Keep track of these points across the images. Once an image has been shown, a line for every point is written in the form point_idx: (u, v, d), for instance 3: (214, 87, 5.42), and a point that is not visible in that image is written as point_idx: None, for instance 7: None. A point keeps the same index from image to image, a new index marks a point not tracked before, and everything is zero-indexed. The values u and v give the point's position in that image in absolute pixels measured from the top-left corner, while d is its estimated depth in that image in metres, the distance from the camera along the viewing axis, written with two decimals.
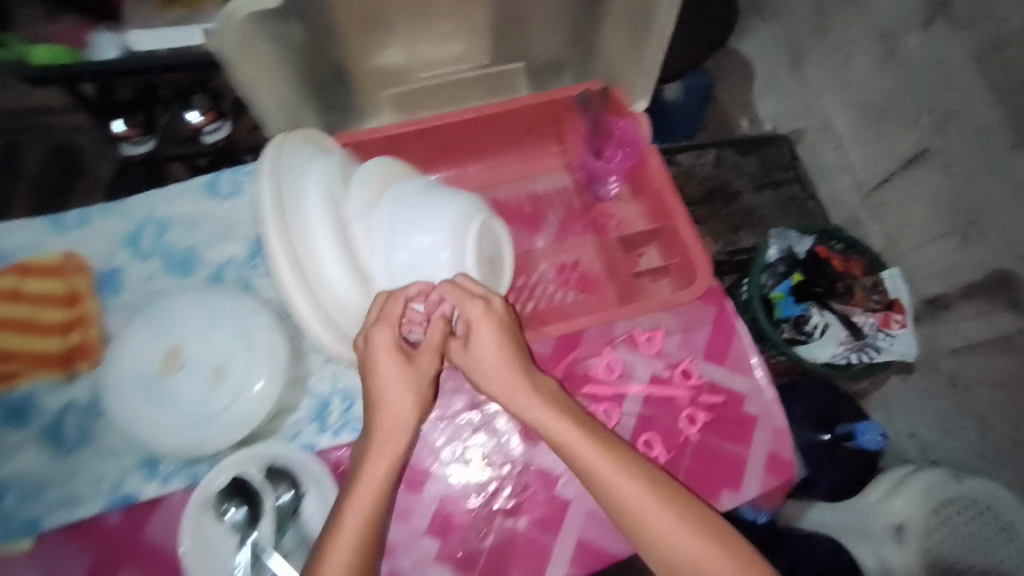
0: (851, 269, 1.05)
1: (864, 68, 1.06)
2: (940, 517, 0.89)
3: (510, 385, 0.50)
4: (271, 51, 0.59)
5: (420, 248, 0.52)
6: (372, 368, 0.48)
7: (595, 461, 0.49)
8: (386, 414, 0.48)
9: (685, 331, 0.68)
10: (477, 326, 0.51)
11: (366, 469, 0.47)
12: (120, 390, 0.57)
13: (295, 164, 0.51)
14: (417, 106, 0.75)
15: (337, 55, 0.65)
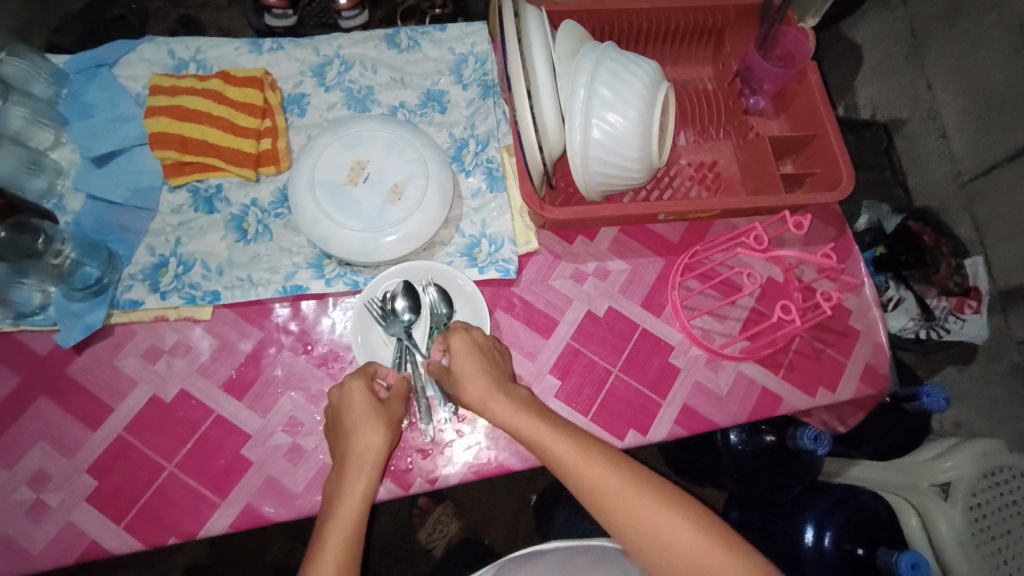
0: (939, 246, 1.10)
1: (987, 59, 1.03)
2: (989, 480, 0.93)
3: (486, 394, 0.56)
4: None
5: (620, 94, 0.58)
6: (347, 410, 0.56)
7: (561, 450, 0.52)
8: (362, 446, 0.54)
9: (805, 244, 0.73)
10: (459, 347, 0.58)
11: (346, 488, 0.52)
12: (309, 190, 0.62)
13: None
14: None
15: None
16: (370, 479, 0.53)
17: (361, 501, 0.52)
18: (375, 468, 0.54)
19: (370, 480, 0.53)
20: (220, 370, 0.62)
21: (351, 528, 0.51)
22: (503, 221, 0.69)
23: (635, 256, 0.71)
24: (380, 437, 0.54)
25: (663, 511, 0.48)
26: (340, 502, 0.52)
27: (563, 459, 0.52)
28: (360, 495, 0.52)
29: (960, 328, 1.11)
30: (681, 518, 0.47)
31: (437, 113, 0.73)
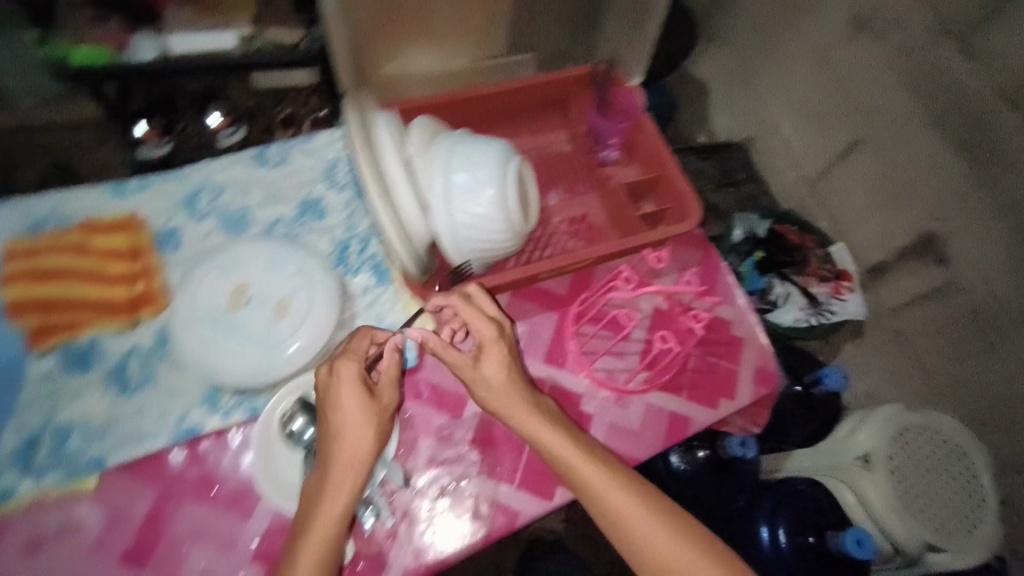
0: (804, 243, 1.27)
1: (802, 78, 1.37)
2: (899, 442, 1.01)
3: (510, 404, 0.61)
4: (343, 17, 0.75)
5: (476, 171, 0.63)
6: (339, 397, 0.57)
7: (584, 468, 0.59)
8: (351, 445, 0.56)
9: (679, 269, 0.80)
10: (489, 351, 0.62)
11: (328, 499, 0.54)
12: (193, 323, 0.63)
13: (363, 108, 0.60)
14: (439, 87, 0.91)
15: (383, 37, 0.82)
16: (352, 489, 0.55)
17: (344, 503, 0.54)
18: (358, 478, 0.56)
19: (355, 482, 0.55)
20: (115, 542, 0.57)
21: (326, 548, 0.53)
22: (396, 311, 0.71)
23: (529, 316, 0.75)
24: (370, 438, 0.56)
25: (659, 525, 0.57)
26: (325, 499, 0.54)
27: (585, 477, 0.59)
28: (346, 493, 0.55)
29: (843, 308, 1.23)
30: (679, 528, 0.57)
31: (316, 219, 0.75)
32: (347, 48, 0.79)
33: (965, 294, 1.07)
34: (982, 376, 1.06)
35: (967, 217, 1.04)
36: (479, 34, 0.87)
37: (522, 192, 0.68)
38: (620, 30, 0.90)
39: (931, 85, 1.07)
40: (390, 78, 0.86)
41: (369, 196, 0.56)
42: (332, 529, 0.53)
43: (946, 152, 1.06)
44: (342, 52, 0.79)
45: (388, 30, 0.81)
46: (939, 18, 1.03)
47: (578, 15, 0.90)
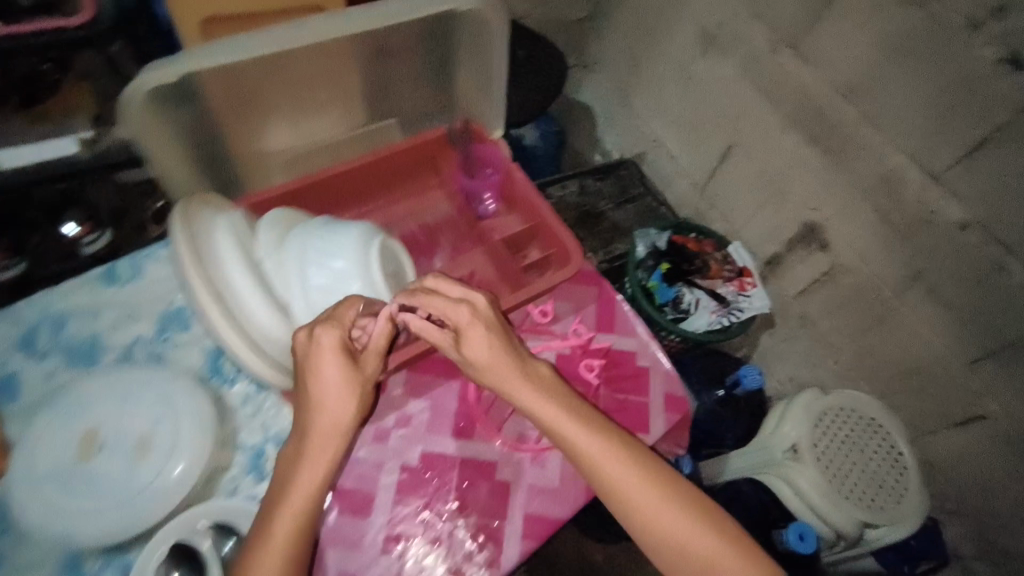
0: (703, 249, 1.33)
1: (672, 93, 1.46)
2: (821, 427, 1.04)
3: (503, 377, 0.62)
4: (165, 128, 0.71)
5: (333, 256, 0.62)
6: (320, 368, 0.56)
7: (572, 430, 0.62)
8: (332, 421, 0.56)
9: (575, 310, 0.80)
10: (469, 329, 0.63)
11: (305, 471, 0.55)
12: (34, 489, 0.58)
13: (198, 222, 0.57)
14: (303, 168, 0.89)
15: (226, 134, 0.78)
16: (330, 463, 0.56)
17: (318, 480, 0.55)
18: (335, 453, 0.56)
19: (333, 458, 0.56)
20: None
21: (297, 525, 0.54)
22: (281, 418, 0.67)
23: (429, 390, 0.72)
24: (350, 412, 0.56)
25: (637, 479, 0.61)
26: (301, 476, 0.55)
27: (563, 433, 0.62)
28: (322, 471, 0.55)
29: (750, 304, 1.28)
30: (657, 483, 0.61)
31: (180, 331, 0.70)
32: (185, 146, 0.74)
33: (850, 275, 1.13)
34: (881, 349, 1.12)
35: (836, 204, 1.11)
36: (332, 106, 0.85)
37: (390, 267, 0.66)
38: (476, 87, 0.88)
39: (779, 88, 1.14)
40: (247, 160, 0.84)
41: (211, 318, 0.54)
42: (303, 509, 0.55)
43: (806, 147, 1.13)
44: (181, 150, 0.74)
45: (233, 121, 0.78)
46: (772, 28, 1.12)
47: (434, 78, 0.87)
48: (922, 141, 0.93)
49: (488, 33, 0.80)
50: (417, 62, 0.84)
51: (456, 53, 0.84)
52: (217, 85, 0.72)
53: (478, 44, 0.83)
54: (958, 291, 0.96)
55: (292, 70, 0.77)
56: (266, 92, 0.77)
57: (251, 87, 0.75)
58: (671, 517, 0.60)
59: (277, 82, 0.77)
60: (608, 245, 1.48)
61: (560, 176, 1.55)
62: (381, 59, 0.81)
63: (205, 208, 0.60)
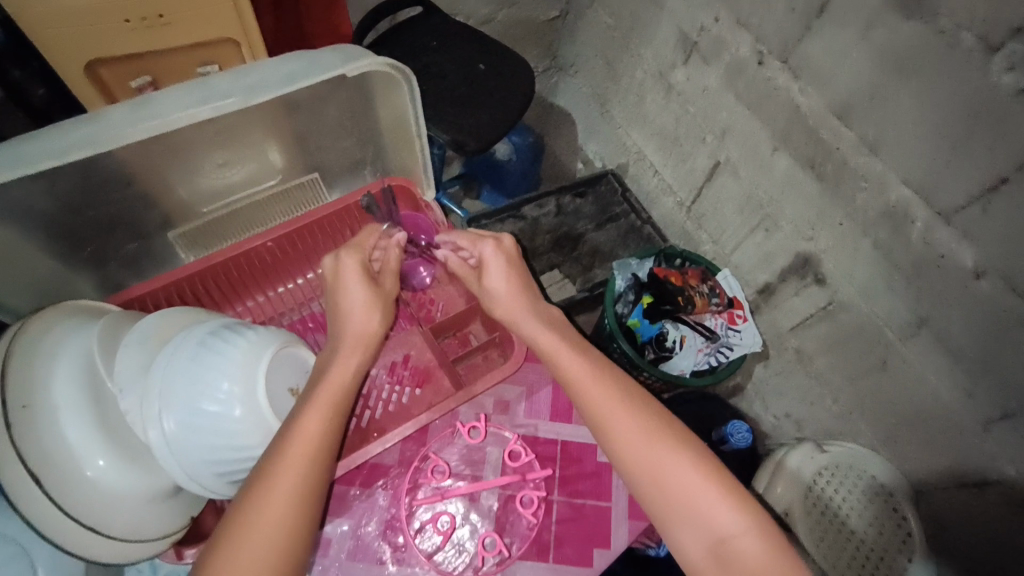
0: (688, 281, 1.19)
1: (653, 102, 1.33)
2: (814, 492, 0.98)
3: (508, 306, 0.72)
4: (11, 225, 0.61)
5: (195, 391, 0.61)
6: (346, 282, 0.70)
7: (567, 357, 0.68)
8: (359, 329, 0.67)
9: (528, 397, 0.74)
10: (490, 260, 0.74)
11: (343, 359, 0.65)
12: None
13: (42, 359, 0.58)
14: (209, 237, 0.82)
15: (103, 214, 0.69)
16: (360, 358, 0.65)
17: (347, 381, 0.63)
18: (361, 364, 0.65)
19: (361, 358, 0.66)
20: None
21: (320, 431, 0.59)
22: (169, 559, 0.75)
23: (362, 504, 0.66)
24: (376, 320, 0.68)
25: (618, 405, 0.63)
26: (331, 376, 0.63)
27: (557, 357, 0.68)
28: (348, 376, 0.64)
29: (740, 341, 1.18)
30: (649, 418, 0.62)
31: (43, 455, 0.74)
32: (48, 232, 0.66)
33: (849, 313, 1.02)
34: (883, 395, 1.01)
35: (833, 235, 0.99)
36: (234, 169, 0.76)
37: (268, 391, 0.64)
38: (399, 140, 0.80)
39: (767, 103, 1.02)
40: (137, 236, 0.75)
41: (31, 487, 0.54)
42: (325, 414, 0.60)
43: (800, 170, 1.00)
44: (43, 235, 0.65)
45: (112, 200, 0.68)
46: (758, 37, 0.99)
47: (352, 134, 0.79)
48: (929, 176, 0.81)
49: (400, 87, 0.70)
50: (329, 115, 0.74)
51: (375, 103, 0.74)
52: (78, 171, 0.61)
53: (395, 93, 0.73)
54: (970, 343, 0.85)
55: (167, 142, 0.66)
56: (149, 165, 0.68)
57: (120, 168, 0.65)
58: (651, 442, 0.61)
59: (156, 154, 0.67)
60: (586, 271, 1.47)
61: (534, 194, 1.36)
62: (285, 116, 0.71)
63: (69, 328, 0.63)
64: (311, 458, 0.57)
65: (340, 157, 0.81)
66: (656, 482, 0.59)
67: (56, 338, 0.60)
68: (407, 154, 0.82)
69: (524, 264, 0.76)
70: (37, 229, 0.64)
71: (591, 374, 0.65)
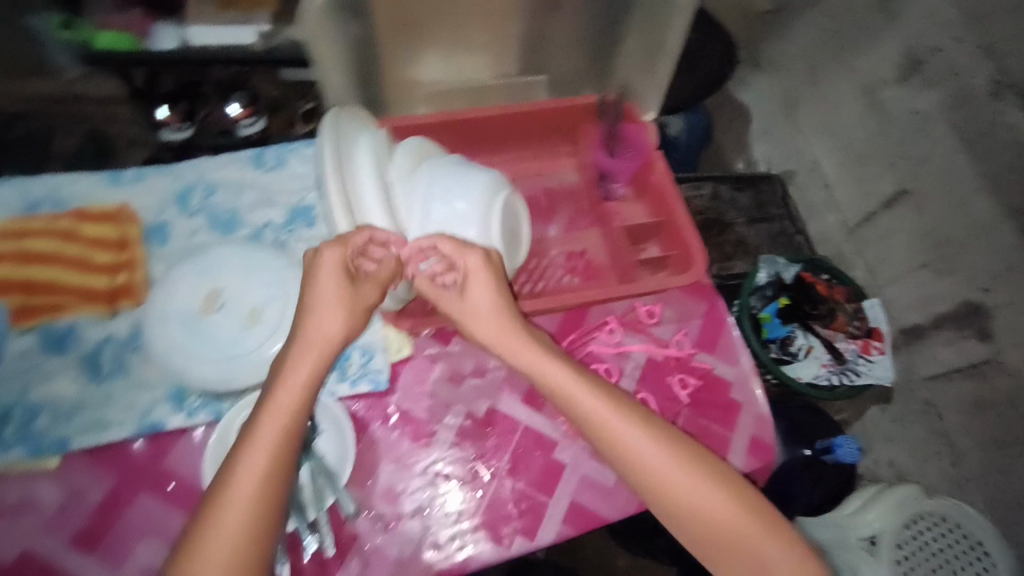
0: (833, 295, 1.17)
1: (851, 115, 1.25)
2: (911, 530, 0.93)
3: (508, 336, 0.56)
4: (337, 37, 0.71)
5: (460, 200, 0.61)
6: (316, 280, 0.52)
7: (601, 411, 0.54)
8: (319, 330, 0.51)
9: (679, 320, 0.74)
10: (474, 272, 0.56)
11: (289, 365, 0.49)
12: (162, 323, 0.63)
13: (343, 131, 0.56)
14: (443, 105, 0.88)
15: (384, 58, 0.79)
16: (321, 360, 0.50)
17: (293, 409, 0.48)
18: (320, 362, 0.50)
19: (316, 365, 0.50)
20: (69, 523, 0.60)
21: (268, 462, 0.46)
22: (373, 332, 0.69)
23: (514, 352, 0.72)
24: (342, 319, 0.51)
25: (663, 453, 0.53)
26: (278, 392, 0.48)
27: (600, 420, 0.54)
28: (297, 395, 0.49)
29: (869, 370, 1.13)
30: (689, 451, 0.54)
31: (305, 227, 0.72)
32: (347, 53, 0.74)
33: (1007, 377, 0.97)
34: (1018, 473, 0.97)
35: (1015, 291, 0.95)
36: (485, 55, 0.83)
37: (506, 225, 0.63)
38: (638, 61, 0.85)
39: (987, 139, 0.98)
40: (392, 88, 0.83)
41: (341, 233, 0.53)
42: (282, 432, 0.47)
43: (1001, 217, 0.96)
44: (347, 57, 0.74)
45: (395, 44, 0.78)
46: (1001, 67, 0.94)
47: (595, 49, 0.85)
48: None
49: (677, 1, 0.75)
50: (580, 19, 0.80)
51: (633, 12, 0.79)
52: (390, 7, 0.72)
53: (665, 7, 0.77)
54: None
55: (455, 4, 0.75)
56: (429, 25, 0.77)
57: (418, 16, 0.75)
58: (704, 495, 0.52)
59: (442, 14, 0.76)
60: (727, 261, 1.30)
61: (695, 175, 1.38)
62: (546, 11, 0.78)
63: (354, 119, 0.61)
64: (268, 479, 0.46)
65: (569, 68, 0.87)
66: (703, 526, 0.52)
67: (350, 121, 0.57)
68: (639, 76, 0.87)
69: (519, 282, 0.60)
70: (347, 49, 0.74)
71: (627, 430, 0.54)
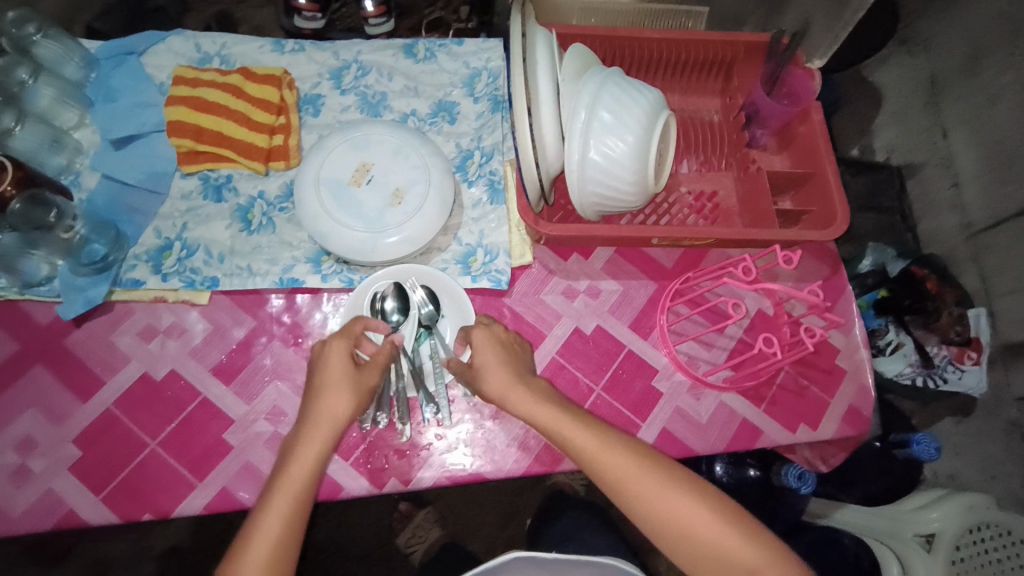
0: (942, 293, 1.08)
1: (1006, 112, 1.08)
2: (972, 536, 0.93)
3: (510, 392, 0.57)
4: None
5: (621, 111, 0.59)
6: (322, 366, 0.55)
7: (604, 454, 0.53)
8: (324, 409, 0.53)
9: (797, 279, 0.74)
10: (479, 340, 0.59)
11: (300, 446, 0.52)
12: (314, 188, 0.65)
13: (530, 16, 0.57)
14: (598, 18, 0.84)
15: None
16: (328, 438, 0.52)
17: (310, 470, 0.51)
18: (333, 433, 0.53)
19: (324, 443, 0.52)
20: (211, 354, 0.65)
21: (284, 523, 0.48)
22: (500, 233, 0.71)
23: (629, 280, 0.72)
24: (345, 403, 0.53)
25: (681, 498, 0.51)
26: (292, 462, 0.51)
27: (596, 456, 0.53)
28: (314, 457, 0.51)
29: (959, 378, 1.09)
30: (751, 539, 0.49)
31: (446, 123, 0.75)
32: None
33: None
34: None
35: None
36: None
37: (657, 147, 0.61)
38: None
39: None
40: (554, 1, 0.80)
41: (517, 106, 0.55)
42: (294, 502, 0.49)
43: None
44: None
45: None
46: None
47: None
48: None
49: None
50: None
51: None
52: None
53: None
54: None
55: None
56: None
57: None
58: (714, 528, 0.50)
59: None
60: None
61: None
62: None
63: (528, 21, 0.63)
64: (288, 530, 0.48)
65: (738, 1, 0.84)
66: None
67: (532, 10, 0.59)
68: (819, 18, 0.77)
69: (520, 351, 0.61)
70: None
71: (631, 470, 0.52)
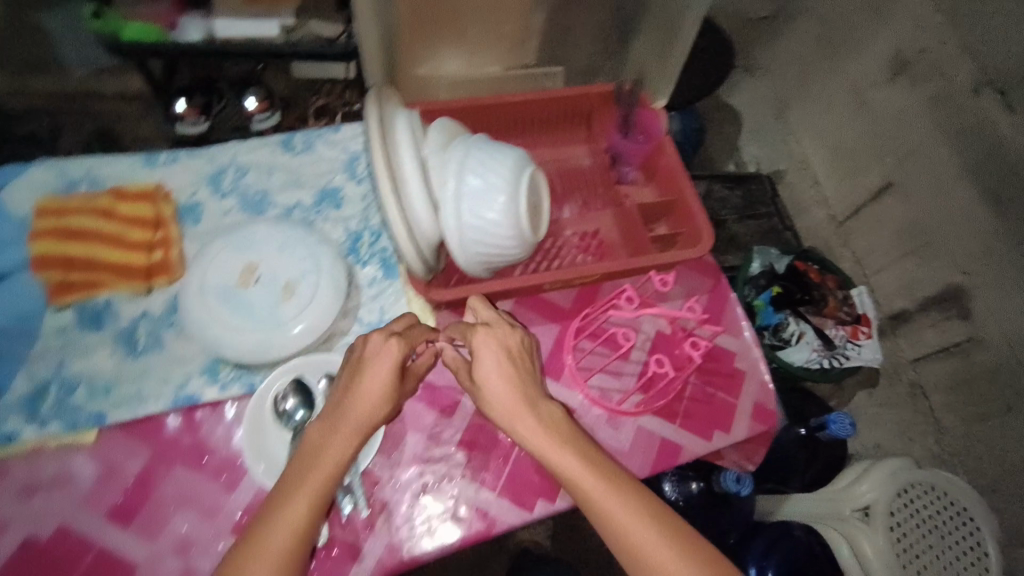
0: (824, 282, 1.21)
1: (839, 115, 1.25)
2: (903, 498, 0.98)
3: (516, 414, 0.57)
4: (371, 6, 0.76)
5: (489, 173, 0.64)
6: (365, 370, 0.56)
7: (573, 465, 0.55)
8: (362, 412, 0.55)
9: (684, 295, 0.79)
10: (483, 349, 0.59)
11: (325, 450, 0.53)
12: (202, 298, 0.65)
13: (386, 101, 0.61)
14: (466, 89, 0.90)
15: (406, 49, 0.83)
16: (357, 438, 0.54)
17: (331, 470, 0.52)
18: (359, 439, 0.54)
19: (351, 444, 0.54)
20: (104, 497, 0.60)
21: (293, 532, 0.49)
22: (399, 306, 0.73)
23: (532, 326, 0.75)
24: (388, 406, 0.56)
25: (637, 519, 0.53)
26: (309, 474, 0.52)
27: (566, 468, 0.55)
28: (339, 459, 0.53)
29: (858, 353, 1.17)
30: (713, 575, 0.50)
31: (332, 208, 0.77)
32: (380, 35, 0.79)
33: (986, 352, 1.01)
34: (995, 443, 1.02)
35: (995, 273, 0.97)
36: (514, 42, 0.88)
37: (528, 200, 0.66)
38: (655, 47, 0.90)
39: (969, 132, 0.97)
40: (421, 78, 0.88)
41: (381, 190, 0.57)
42: (311, 508, 0.51)
43: (981, 206, 0.97)
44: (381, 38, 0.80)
45: (420, 29, 0.82)
46: (980, 65, 0.94)
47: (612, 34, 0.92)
48: None
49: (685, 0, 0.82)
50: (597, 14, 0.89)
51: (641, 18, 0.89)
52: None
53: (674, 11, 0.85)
54: None
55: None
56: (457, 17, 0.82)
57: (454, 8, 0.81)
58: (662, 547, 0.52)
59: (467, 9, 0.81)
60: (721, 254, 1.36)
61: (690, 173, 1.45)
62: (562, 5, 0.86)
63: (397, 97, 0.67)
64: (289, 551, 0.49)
65: (586, 55, 0.94)
66: None
67: (392, 94, 0.63)
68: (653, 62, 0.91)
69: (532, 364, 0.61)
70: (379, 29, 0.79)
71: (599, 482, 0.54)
